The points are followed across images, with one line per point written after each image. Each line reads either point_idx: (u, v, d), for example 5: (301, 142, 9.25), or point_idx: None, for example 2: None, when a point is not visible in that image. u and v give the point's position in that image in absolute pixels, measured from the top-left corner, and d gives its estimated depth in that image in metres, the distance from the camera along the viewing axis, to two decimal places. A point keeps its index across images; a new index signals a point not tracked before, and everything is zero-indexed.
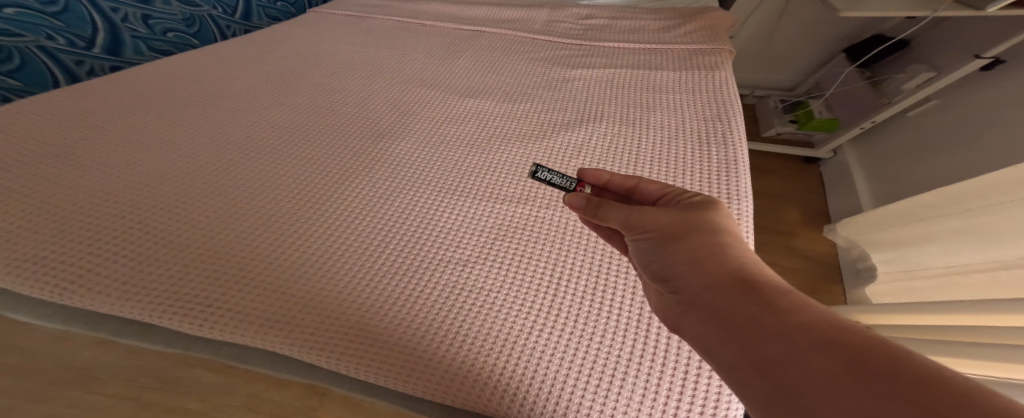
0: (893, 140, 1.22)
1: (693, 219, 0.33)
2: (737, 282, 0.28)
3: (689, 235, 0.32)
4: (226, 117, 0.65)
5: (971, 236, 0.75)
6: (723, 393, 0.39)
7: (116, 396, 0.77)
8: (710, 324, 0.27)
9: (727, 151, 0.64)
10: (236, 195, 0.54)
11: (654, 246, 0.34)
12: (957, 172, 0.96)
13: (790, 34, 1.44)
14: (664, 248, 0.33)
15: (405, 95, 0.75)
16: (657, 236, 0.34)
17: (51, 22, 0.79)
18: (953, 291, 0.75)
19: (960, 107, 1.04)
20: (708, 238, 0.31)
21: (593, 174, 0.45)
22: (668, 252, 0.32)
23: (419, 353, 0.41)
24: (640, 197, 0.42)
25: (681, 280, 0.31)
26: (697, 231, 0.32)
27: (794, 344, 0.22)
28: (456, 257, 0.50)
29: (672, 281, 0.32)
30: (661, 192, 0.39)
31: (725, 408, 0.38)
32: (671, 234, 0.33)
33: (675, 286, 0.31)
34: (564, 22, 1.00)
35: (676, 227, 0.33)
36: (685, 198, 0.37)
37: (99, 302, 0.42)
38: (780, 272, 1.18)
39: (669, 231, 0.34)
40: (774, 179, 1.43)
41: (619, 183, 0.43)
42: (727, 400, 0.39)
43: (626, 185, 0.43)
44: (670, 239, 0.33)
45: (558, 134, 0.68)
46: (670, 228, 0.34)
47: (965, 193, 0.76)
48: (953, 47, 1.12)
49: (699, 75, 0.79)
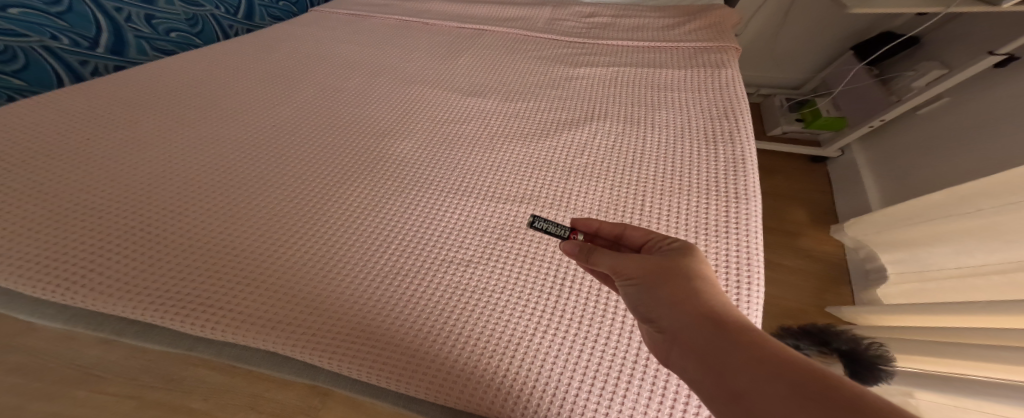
0: (902, 138, 1.20)
1: (676, 263, 0.31)
2: (715, 322, 0.26)
3: (672, 279, 0.30)
4: (229, 116, 0.65)
5: (984, 237, 0.73)
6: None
7: (120, 395, 0.77)
8: (692, 371, 0.25)
9: (734, 149, 0.63)
10: (239, 194, 0.54)
11: (637, 290, 0.31)
12: (970, 171, 0.94)
13: (796, 32, 1.43)
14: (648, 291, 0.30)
15: (407, 94, 0.74)
16: (643, 283, 0.31)
17: (56, 22, 0.78)
18: (967, 292, 0.74)
19: (971, 105, 1.02)
20: (692, 287, 0.29)
21: (584, 222, 0.41)
22: (652, 298, 0.29)
23: (422, 354, 0.41)
24: (627, 245, 0.38)
25: (663, 323, 0.28)
26: (680, 276, 0.30)
27: (772, 385, 0.20)
28: (459, 257, 0.49)
29: (654, 322, 0.29)
30: (645, 237, 0.36)
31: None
32: (654, 278, 0.30)
33: (661, 328, 0.28)
34: (567, 20, 0.99)
35: (659, 271, 0.31)
36: (667, 245, 0.34)
37: (102, 301, 0.42)
38: (787, 273, 1.17)
39: (653, 276, 0.30)
40: (780, 179, 1.42)
41: (608, 230, 0.39)
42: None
43: (613, 230, 0.39)
44: (654, 283, 0.30)
45: (561, 133, 0.67)
46: (653, 271, 0.31)
47: (977, 193, 0.75)
48: (964, 44, 1.10)
49: (705, 73, 0.78)
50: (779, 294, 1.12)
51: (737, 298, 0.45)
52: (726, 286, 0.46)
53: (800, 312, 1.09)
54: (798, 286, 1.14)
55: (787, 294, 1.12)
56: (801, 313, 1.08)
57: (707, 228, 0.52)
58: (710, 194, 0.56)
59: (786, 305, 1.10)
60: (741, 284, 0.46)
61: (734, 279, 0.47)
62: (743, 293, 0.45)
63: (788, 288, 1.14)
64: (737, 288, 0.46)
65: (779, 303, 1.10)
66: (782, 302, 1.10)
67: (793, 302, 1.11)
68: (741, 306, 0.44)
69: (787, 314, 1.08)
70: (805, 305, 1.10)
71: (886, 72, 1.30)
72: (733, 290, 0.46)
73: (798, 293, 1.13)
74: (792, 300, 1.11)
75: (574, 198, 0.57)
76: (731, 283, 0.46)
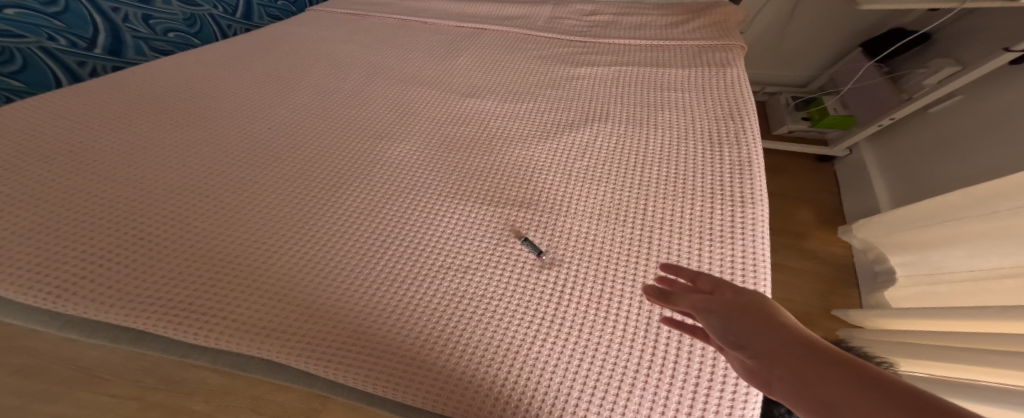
0: (913, 137, 1.18)
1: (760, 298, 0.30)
2: (817, 354, 0.24)
3: (758, 312, 0.29)
4: (224, 118, 0.65)
5: (996, 239, 0.71)
6: (739, 396, 0.37)
7: (122, 396, 0.77)
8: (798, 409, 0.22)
9: (740, 151, 0.61)
10: (233, 198, 0.53)
11: (723, 323, 0.29)
12: (984, 172, 0.92)
13: (803, 28, 1.40)
14: (735, 322, 0.29)
15: (404, 95, 0.73)
16: (728, 312, 0.30)
17: (52, 23, 0.80)
18: (980, 296, 0.72)
19: (985, 103, 1.00)
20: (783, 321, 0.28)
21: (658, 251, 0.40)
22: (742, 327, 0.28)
23: (418, 363, 0.40)
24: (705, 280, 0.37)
25: (755, 354, 0.26)
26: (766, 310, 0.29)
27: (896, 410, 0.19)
28: (456, 264, 0.48)
29: (745, 350, 0.27)
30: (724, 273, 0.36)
31: (742, 413, 0.36)
32: (740, 309, 0.30)
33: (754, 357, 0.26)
34: (568, 18, 0.97)
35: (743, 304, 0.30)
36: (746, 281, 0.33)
37: (92, 309, 0.41)
38: (793, 275, 1.17)
39: (738, 307, 0.30)
40: (785, 179, 1.40)
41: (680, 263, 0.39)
42: (744, 402, 0.37)
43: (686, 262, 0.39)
44: (741, 315, 0.29)
45: (562, 135, 0.66)
46: (739, 306, 0.30)
47: (990, 195, 0.73)
48: (977, 41, 1.07)
49: (709, 72, 0.76)
50: (784, 296, 1.12)
51: None
52: None
53: (806, 314, 1.09)
54: (804, 288, 1.14)
55: (792, 295, 1.12)
56: (806, 315, 1.09)
57: (713, 233, 0.51)
58: (715, 197, 0.55)
59: (791, 307, 1.10)
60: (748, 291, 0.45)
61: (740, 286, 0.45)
62: None
63: (793, 289, 1.14)
64: None
65: (784, 305, 1.10)
66: (787, 304, 1.11)
67: (799, 304, 1.11)
68: None
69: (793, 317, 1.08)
70: (811, 307, 1.10)
71: (897, 70, 1.27)
72: None
73: (804, 295, 1.13)
74: (797, 302, 1.11)
75: (575, 202, 0.56)
76: None
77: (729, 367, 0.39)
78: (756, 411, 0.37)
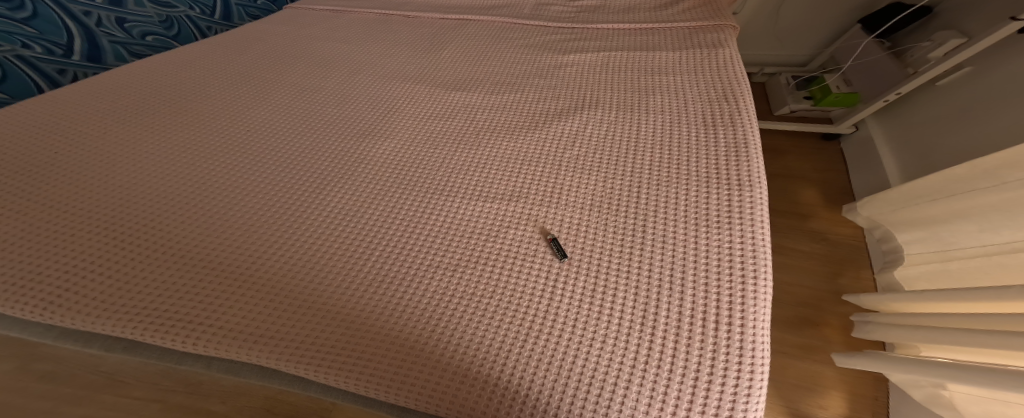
0: (922, 112, 1.14)
1: None
2: None
3: None
4: (203, 121, 0.64)
5: (1007, 214, 0.68)
6: (740, 392, 0.36)
7: (144, 398, 0.84)
8: None
9: (736, 133, 0.59)
10: (214, 205, 0.52)
11: None
12: (999, 145, 0.88)
13: (799, 5, 1.35)
14: None
15: (388, 92, 0.72)
16: None
17: (25, 29, 0.82)
18: (994, 272, 0.70)
19: (993, 72, 0.96)
20: None
21: None
22: None
23: (408, 364, 0.40)
24: None
25: None
26: None
27: None
28: (445, 262, 0.48)
29: None
30: None
31: (745, 408, 0.35)
32: None
33: None
34: (555, 5, 0.95)
35: None
36: None
37: (81, 319, 0.42)
38: (800, 259, 1.16)
39: None
40: (788, 162, 1.39)
41: None
42: (748, 397, 0.36)
43: None
44: None
45: (550, 125, 0.65)
46: None
47: (999, 168, 0.70)
48: (982, 9, 1.02)
49: (702, 53, 0.74)
50: (791, 281, 1.12)
51: (743, 293, 0.42)
52: (730, 281, 0.43)
53: (814, 298, 1.09)
54: (812, 272, 1.13)
55: (799, 279, 1.12)
56: (813, 299, 1.08)
57: (709, 219, 0.49)
58: (709, 183, 0.53)
59: (799, 292, 1.10)
60: (748, 279, 0.43)
61: (737, 274, 0.44)
62: (749, 289, 0.43)
63: (800, 273, 1.13)
64: (742, 283, 0.43)
65: (791, 290, 1.11)
66: (795, 289, 1.11)
67: (807, 288, 1.11)
68: (747, 303, 0.41)
69: (801, 302, 1.08)
70: (821, 291, 1.10)
71: (901, 43, 1.23)
72: (738, 286, 0.43)
73: (811, 278, 1.12)
74: (805, 286, 1.11)
75: (564, 194, 0.55)
76: (735, 279, 0.44)
77: (730, 362, 0.38)
78: (759, 407, 0.36)
